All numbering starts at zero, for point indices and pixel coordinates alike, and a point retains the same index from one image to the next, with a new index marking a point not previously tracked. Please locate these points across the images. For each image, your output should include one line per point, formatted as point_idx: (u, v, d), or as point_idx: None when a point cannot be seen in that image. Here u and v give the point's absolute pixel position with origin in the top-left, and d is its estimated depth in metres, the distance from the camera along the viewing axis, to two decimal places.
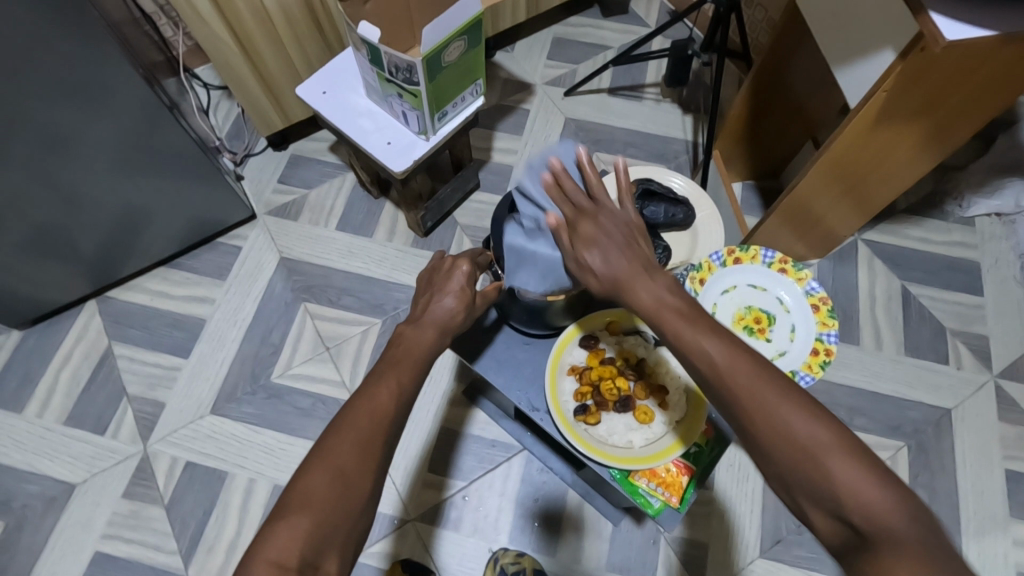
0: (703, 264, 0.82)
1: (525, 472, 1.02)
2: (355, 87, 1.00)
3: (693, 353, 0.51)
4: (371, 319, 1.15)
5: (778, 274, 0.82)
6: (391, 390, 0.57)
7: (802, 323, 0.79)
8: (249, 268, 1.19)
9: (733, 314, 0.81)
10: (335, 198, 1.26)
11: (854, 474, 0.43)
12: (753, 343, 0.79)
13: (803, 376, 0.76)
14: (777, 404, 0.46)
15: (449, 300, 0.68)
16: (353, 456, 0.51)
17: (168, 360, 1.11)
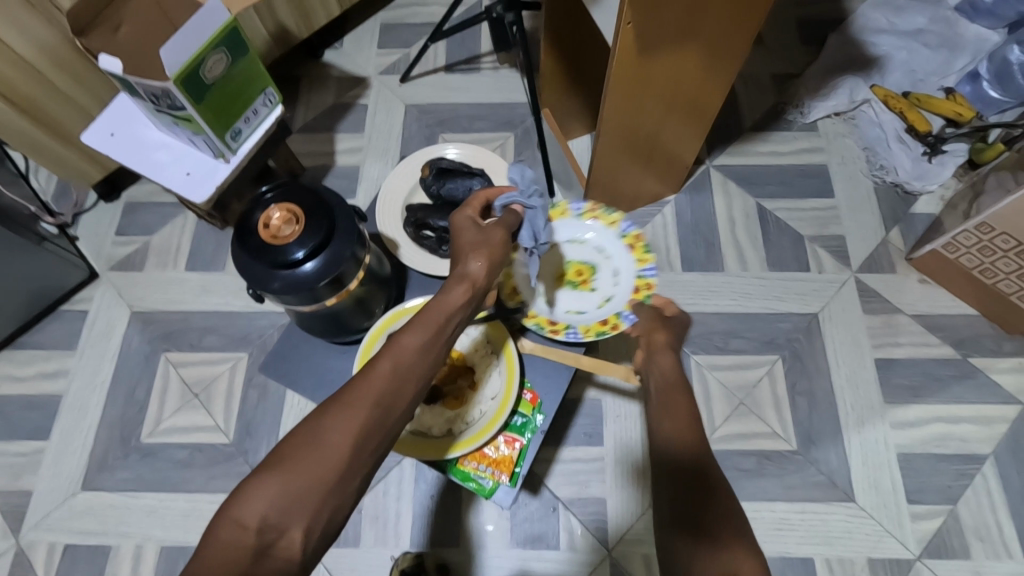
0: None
1: (417, 470, 1.01)
2: (143, 121, 0.93)
3: (677, 442, 0.57)
4: (236, 354, 1.10)
5: (590, 221, 0.88)
6: (354, 429, 0.50)
7: (628, 268, 0.85)
8: (100, 330, 1.13)
9: (554, 271, 0.86)
10: (179, 238, 1.20)
11: (744, 553, 0.47)
12: (582, 295, 0.84)
13: (626, 315, 0.80)
14: (717, 496, 0.52)
15: (474, 264, 0.64)
16: (388, 382, 0.53)
17: (27, 445, 1.05)
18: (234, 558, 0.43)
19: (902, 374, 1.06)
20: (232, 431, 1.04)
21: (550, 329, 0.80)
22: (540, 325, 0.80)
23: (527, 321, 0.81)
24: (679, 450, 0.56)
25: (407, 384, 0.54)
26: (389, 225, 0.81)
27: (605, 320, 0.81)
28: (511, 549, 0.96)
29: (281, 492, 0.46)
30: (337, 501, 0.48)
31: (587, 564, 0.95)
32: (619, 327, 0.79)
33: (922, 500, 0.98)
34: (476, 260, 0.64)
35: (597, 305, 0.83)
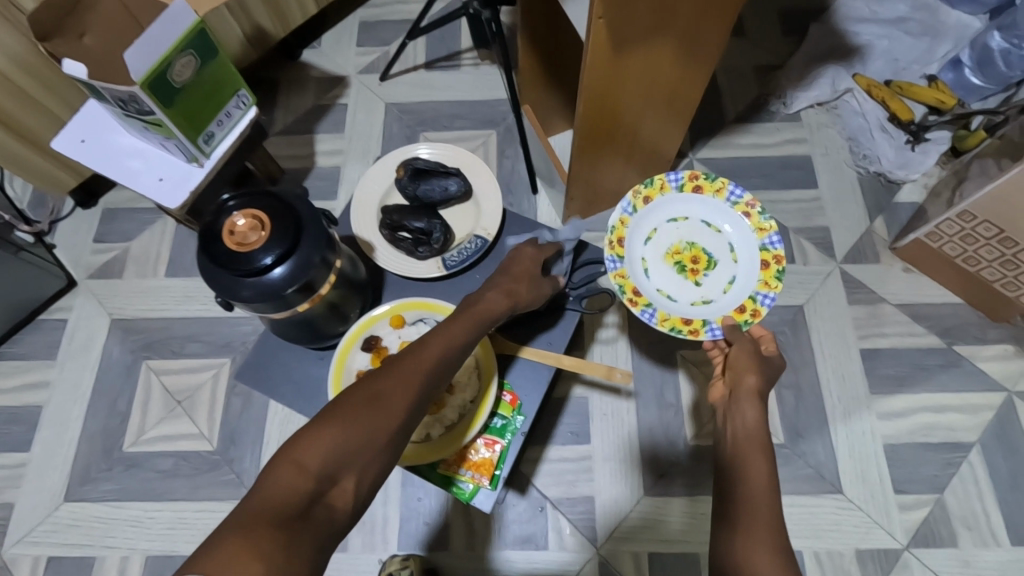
0: (659, 180, 0.86)
1: (404, 473, 1.00)
2: (114, 126, 0.92)
3: (747, 469, 0.58)
4: (219, 361, 1.09)
5: (739, 215, 0.86)
6: (407, 398, 0.54)
7: (744, 274, 0.84)
8: (80, 340, 1.11)
9: (669, 247, 0.86)
10: (159, 244, 1.18)
11: (767, 552, 0.50)
12: (678, 279, 0.85)
13: (711, 326, 0.79)
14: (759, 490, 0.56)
15: (520, 289, 0.71)
16: (433, 365, 0.58)
17: (9, 458, 1.03)
18: (296, 493, 0.45)
19: (888, 364, 1.05)
20: (216, 439, 1.03)
21: (628, 298, 0.81)
22: (624, 289, 0.81)
23: (615, 278, 0.82)
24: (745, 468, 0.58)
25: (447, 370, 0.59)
26: (361, 227, 0.81)
27: (688, 320, 0.80)
28: (501, 549, 0.96)
29: (339, 444, 0.49)
30: (385, 462, 0.51)
31: (575, 563, 0.95)
32: (699, 333, 0.79)
33: (909, 490, 0.98)
34: (519, 282, 0.72)
35: (690, 298, 0.84)
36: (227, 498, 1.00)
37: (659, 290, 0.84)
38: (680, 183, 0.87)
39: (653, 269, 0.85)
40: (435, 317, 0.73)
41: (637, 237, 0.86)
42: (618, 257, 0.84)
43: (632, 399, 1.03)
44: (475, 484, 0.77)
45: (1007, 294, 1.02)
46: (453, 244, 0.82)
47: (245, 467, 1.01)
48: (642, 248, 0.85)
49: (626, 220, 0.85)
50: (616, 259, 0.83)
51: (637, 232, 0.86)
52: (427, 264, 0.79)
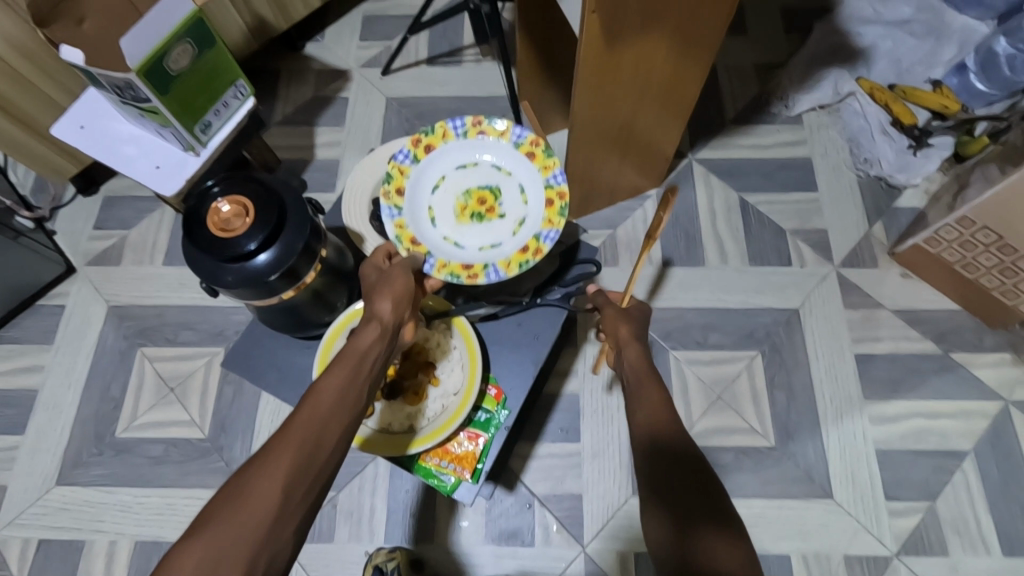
0: (395, 169, 0.81)
1: (393, 466, 1.00)
2: (112, 113, 0.92)
3: (654, 455, 0.55)
4: (212, 350, 1.09)
5: (476, 140, 0.83)
6: (282, 473, 0.47)
7: (525, 180, 0.83)
8: (76, 325, 1.12)
9: (455, 208, 0.82)
10: (157, 232, 1.19)
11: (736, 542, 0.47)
12: (484, 227, 0.82)
13: (545, 234, 0.79)
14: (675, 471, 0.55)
15: (387, 303, 0.65)
16: (311, 427, 0.51)
17: (2, 440, 1.04)
18: None
19: (882, 368, 1.05)
20: (207, 427, 1.04)
21: (468, 276, 0.77)
22: (457, 274, 0.77)
23: (443, 272, 0.77)
24: (660, 445, 0.56)
25: (332, 426, 0.52)
26: (353, 221, 0.81)
27: (525, 248, 0.79)
28: (489, 545, 0.96)
29: (205, 553, 0.42)
30: (274, 550, 0.45)
31: (561, 560, 0.95)
32: (540, 249, 0.78)
33: (900, 496, 0.97)
34: (389, 301, 0.66)
35: (510, 230, 0.82)
36: (215, 486, 1.00)
37: (478, 246, 0.81)
38: (411, 158, 0.82)
39: (462, 234, 0.81)
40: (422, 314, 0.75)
41: (420, 227, 0.81)
42: (426, 252, 0.78)
43: (623, 398, 1.02)
44: (456, 478, 0.77)
45: (1005, 301, 1.01)
46: None
47: (235, 455, 1.02)
48: (436, 229, 0.81)
49: (399, 225, 0.79)
50: (427, 256, 0.78)
51: (418, 222, 0.80)
52: None
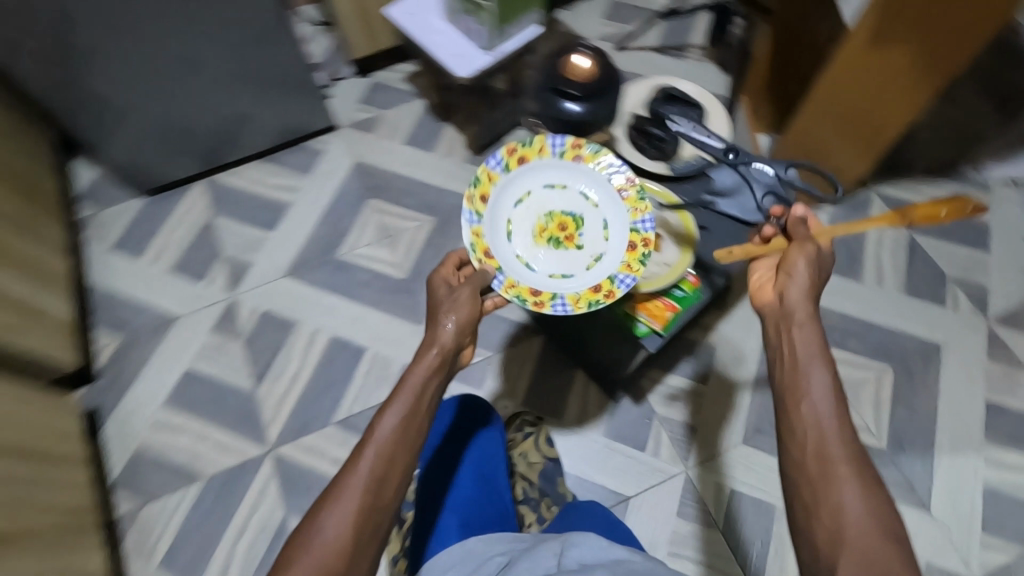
0: (483, 173, 0.82)
1: (543, 350, 1.17)
2: (434, 9, 1.18)
3: (796, 435, 0.59)
4: (424, 217, 1.33)
5: (572, 163, 0.83)
6: (353, 512, 0.58)
7: (613, 215, 0.83)
8: (329, 168, 1.40)
9: (535, 228, 0.84)
10: (405, 118, 1.46)
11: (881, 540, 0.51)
12: (561, 254, 0.83)
13: (620, 279, 0.80)
14: (846, 475, 0.55)
15: (448, 327, 0.71)
16: (377, 460, 0.61)
17: (256, 232, 1.33)
18: None
19: (1010, 422, 1.10)
20: (406, 271, 1.27)
21: (533, 302, 0.78)
22: (523, 298, 0.79)
23: (509, 292, 0.79)
24: (814, 427, 0.58)
25: (397, 455, 0.62)
26: (628, 107, 1.02)
27: (598, 288, 0.80)
28: (605, 440, 1.11)
29: None
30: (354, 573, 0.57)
31: (665, 472, 1.08)
32: (612, 292, 0.78)
33: (995, 533, 1.02)
34: (447, 322, 0.71)
35: (585, 264, 0.83)
36: (399, 316, 1.23)
37: (552, 274, 0.83)
38: (502, 167, 0.83)
39: (533, 257, 0.83)
40: (654, 197, 0.92)
41: (495, 238, 0.82)
42: (495, 268, 0.80)
43: (755, 362, 1.15)
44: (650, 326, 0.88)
45: None
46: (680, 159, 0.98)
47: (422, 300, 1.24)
48: (511, 246, 0.82)
49: (478, 231, 0.81)
50: (498, 273, 0.80)
51: (495, 235, 0.82)
52: (656, 165, 0.97)
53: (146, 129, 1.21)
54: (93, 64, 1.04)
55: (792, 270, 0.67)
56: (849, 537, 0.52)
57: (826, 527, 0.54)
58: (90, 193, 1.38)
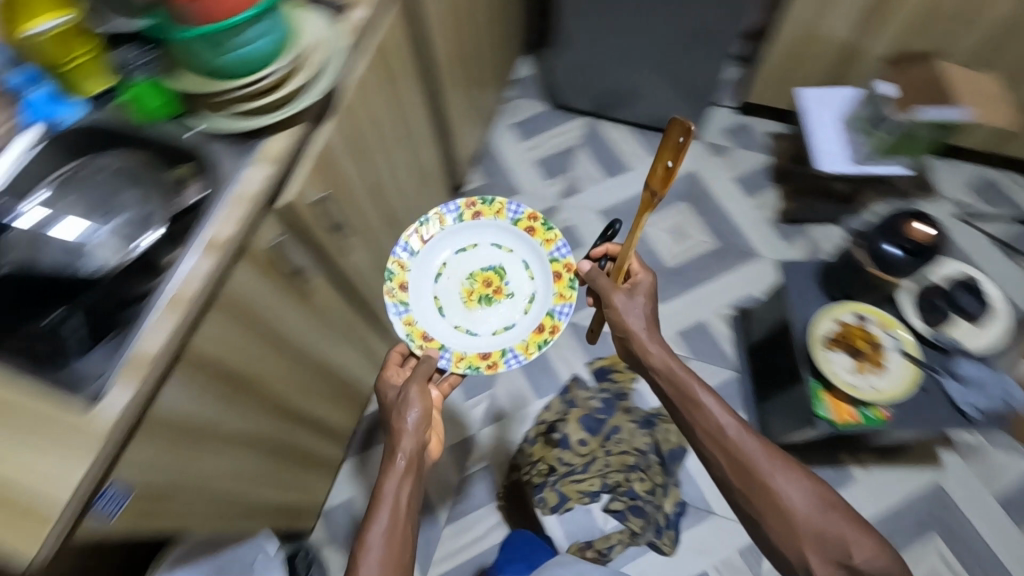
0: (396, 268, 0.97)
1: (725, 382, 1.50)
2: (836, 111, 1.47)
3: (717, 457, 0.92)
4: (711, 239, 1.66)
5: (472, 223, 1.00)
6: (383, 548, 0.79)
7: (529, 254, 0.99)
8: (671, 162, 1.78)
9: (461, 292, 0.99)
10: (747, 163, 1.77)
11: (809, 506, 0.85)
12: (492, 308, 0.98)
13: (558, 309, 0.94)
14: (771, 476, 0.88)
15: (411, 418, 0.89)
16: (378, 549, 0.79)
17: (599, 173, 1.79)
18: None
19: None
20: (674, 263, 1.63)
21: (484, 367, 0.92)
22: (476, 366, 0.93)
23: (462, 364, 0.94)
24: (724, 445, 0.91)
25: (398, 537, 0.81)
26: (930, 272, 1.16)
27: (541, 328, 0.94)
28: None
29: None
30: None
31: None
32: (556, 326, 0.93)
33: None
34: (407, 424, 0.88)
35: (521, 308, 0.97)
36: None
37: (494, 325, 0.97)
38: (408, 252, 0.98)
39: (469, 322, 0.98)
40: (901, 343, 1.11)
41: (428, 317, 0.97)
42: (437, 348, 0.94)
43: (878, 512, 1.32)
44: (828, 417, 1.08)
45: None
46: (943, 332, 1.12)
47: (670, 289, 1.60)
48: (450, 317, 0.98)
49: (410, 320, 0.95)
50: (441, 351, 0.94)
51: (424, 317, 0.97)
52: (922, 324, 1.13)
53: (591, 63, 1.70)
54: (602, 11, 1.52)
55: (625, 325, 0.97)
56: (791, 512, 0.85)
57: (777, 514, 0.86)
58: (521, 82, 1.93)
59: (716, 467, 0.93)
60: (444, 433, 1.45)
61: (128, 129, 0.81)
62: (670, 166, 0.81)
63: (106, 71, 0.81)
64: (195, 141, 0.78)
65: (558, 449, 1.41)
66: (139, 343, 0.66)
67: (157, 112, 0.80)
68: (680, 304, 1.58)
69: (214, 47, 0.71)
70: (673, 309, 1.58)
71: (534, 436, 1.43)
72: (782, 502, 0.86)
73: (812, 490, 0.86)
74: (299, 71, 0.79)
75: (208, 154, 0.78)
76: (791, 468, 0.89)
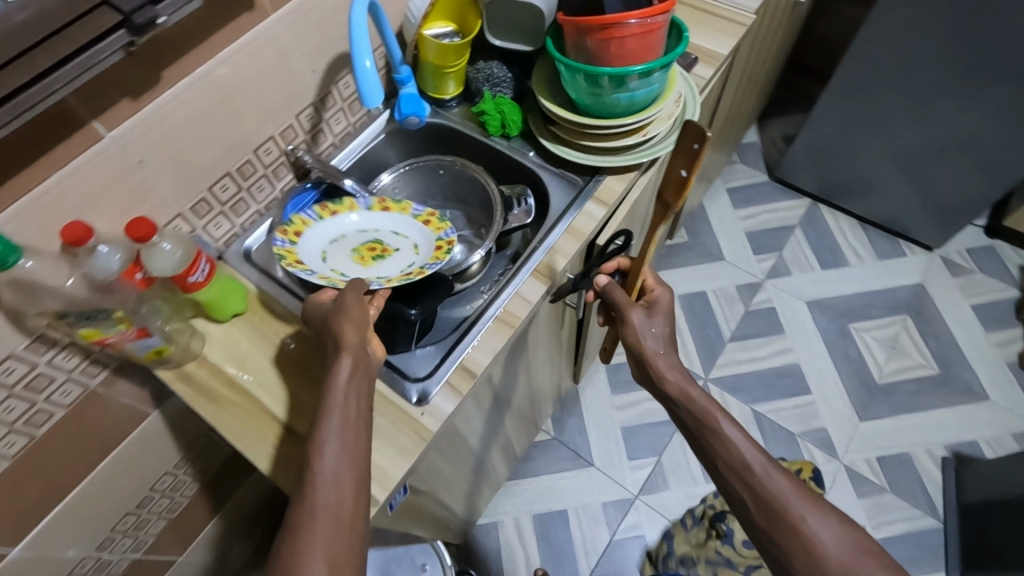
0: (284, 252, 0.69)
1: (925, 530, 1.32)
2: None
3: (736, 488, 0.65)
4: (933, 365, 1.50)
5: (332, 215, 0.75)
6: (341, 478, 0.53)
7: (392, 222, 0.76)
8: (897, 270, 1.64)
9: (353, 261, 0.72)
10: (989, 291, 1.59)
11: (844, 548, 0.59)
12: (390, 259, 0.72)
13: (443, 230, 0.73)
14: (801, 507, 0.62)
15: (352, 334, 0.59)
16: (330, 453, 0.54)
17: (812, 261, 1.67)
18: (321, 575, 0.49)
19: None
20: (884, 379, 1.49)
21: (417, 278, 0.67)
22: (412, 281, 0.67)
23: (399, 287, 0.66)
24: (749, 481, 0.64)
25: (359, 430, 0.56)
26: None
27: (438, 248, 0.71)
28: None
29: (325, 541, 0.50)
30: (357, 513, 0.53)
31: None
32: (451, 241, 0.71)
33: None
34: (349, 336, 0.59)
35: (410, 254, 0.72)
36: (850, 399, 1.47)
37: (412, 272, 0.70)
38: (286, 241, 0.71)
39: (376, 271, 0.70)
40: None
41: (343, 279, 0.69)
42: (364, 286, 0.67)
43: None
44: None
45: None
46: None
47: (874, 405, 1.46)
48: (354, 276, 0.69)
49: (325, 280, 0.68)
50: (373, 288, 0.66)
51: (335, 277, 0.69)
52: None
53: (839, 147, 1.61)
54: (879, 97, 1.44)
55: (628, 327, 0.73)
56: (826, 562, 0.59)
57: (804, 561, 0.60)
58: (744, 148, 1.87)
59: (740, 509, 0.66)
60: (599, 488, 1.40)
61: (471, 139, 0.84)
62: (683, 176, 0.62)
63: (458, 82, 0.84)
64: (535, 164, 0.80)
65: (719, 541, 1.20)
66: (469, 350, 0.67)
67: (499, 131, 0.81)
68: (885, 426, 1.43)
69: (599, 88, 0.70)
70: (875, 432, 1.42)
71: (698, 516, 1.28)
72: (813, 547, 0.60)
73: (854, 536, 0.60)
74: (653, 123, 0.77)
75: (544, 180, 0.79)
76: (819, 498, 0.63)
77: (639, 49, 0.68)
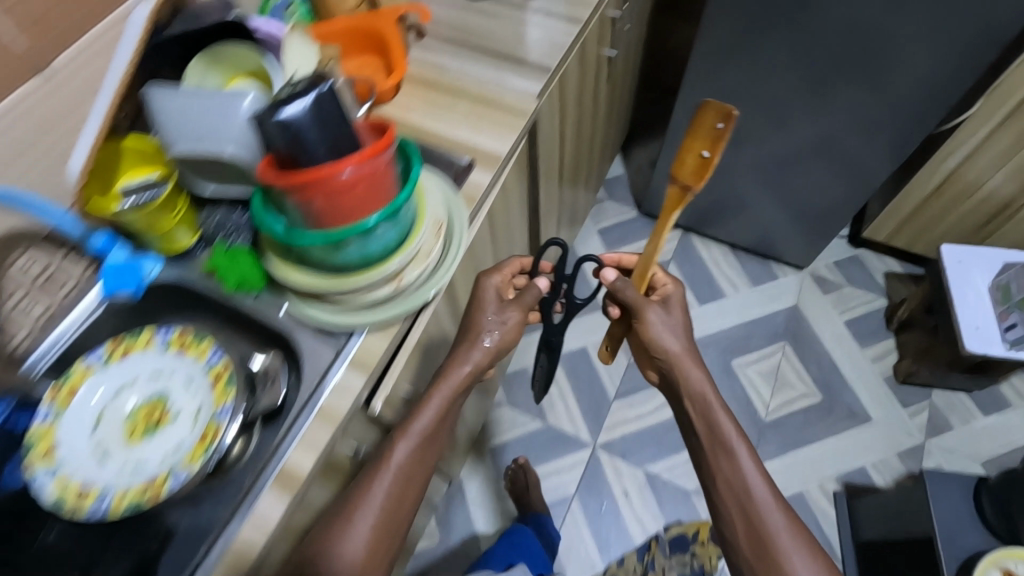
0: (39, 437, 0.61)
1: None
2: (983, 278, 1.30)
3: (733, 515, 0.69)
4: (816, 392, 1.47)
5: (125, 361, 0.66)
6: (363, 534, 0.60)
7: (183, 377, 0.65)
8: (772, 294, 1.61)
9: (120, 431, 0.62)
10: (860, 305, 1.58)
11: None
12: (161, 438, 0.62)
13: (222, 408, 0.62)
14: (797, 551, 0.65)
15: (493, 317, 0.71)
16: (383, 506, 0.62)
17: (689, 297, 1.62)
18: None
19: None
20: (771, 415, 1.45)
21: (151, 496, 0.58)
22: (141, 500, 0.57)
23: (127, 503, 0.57)
24: (747, 507, 0.68)
25: (398, 504, 0.63)
26: None
27: (203, 437, 0.61)
28: None
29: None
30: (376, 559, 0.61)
31: None
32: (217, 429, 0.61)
33: None
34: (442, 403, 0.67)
35: (187, 430, 0.62)
36: None
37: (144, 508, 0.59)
38: (52, 411, 0.62)
39: (132, 460, 0.61)
40: None
41: (90, 469, 0.60)
42: (94, 495, 0.58)
43: None
44: None
45: None
46: None
47: (765, 446, 1.41)
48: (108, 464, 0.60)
49: (63, 480, 0.59)
50: (99, 505, 0.57)
51: (81, 466, 0.60)
52: None
53: None
54: None
55: (654, 335, 0.74)
56: None
57: None
58: (612, 183, 1.80)
59: (727, 525, 0.70)
60: None
61: (215, 299, 0.69)
62: None
63: (190, 229, 0.69)
64: (285, 324, 0.67)
65: None
66: None
67: (240, 286, 0.68)
68: (778, 468, 1.38)
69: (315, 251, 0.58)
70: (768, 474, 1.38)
71: None
72: None
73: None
74: (409, 267, 0.64)
75: (297, 345, 0.66)
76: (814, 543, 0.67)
77: (357, 203, 0.57)
